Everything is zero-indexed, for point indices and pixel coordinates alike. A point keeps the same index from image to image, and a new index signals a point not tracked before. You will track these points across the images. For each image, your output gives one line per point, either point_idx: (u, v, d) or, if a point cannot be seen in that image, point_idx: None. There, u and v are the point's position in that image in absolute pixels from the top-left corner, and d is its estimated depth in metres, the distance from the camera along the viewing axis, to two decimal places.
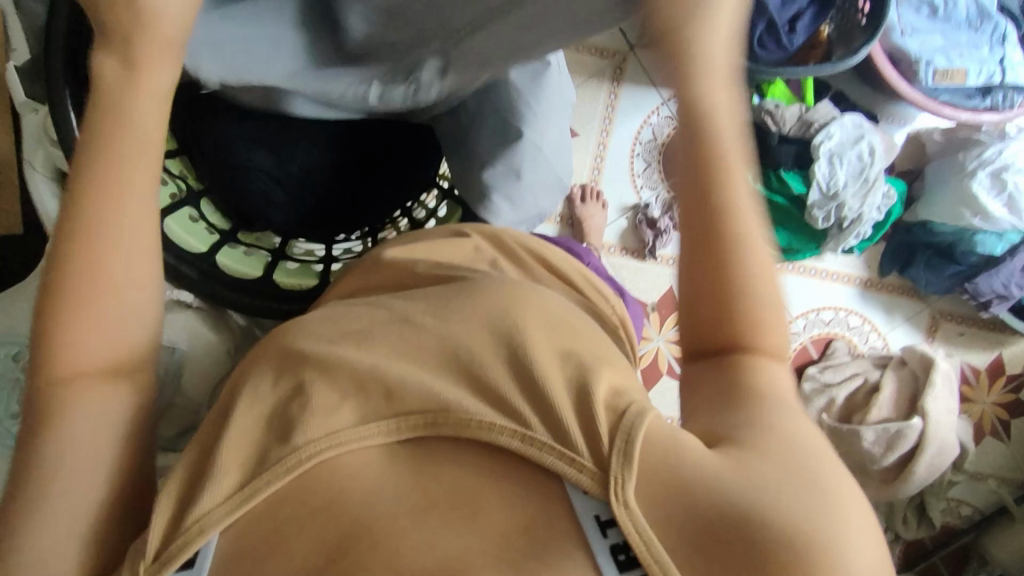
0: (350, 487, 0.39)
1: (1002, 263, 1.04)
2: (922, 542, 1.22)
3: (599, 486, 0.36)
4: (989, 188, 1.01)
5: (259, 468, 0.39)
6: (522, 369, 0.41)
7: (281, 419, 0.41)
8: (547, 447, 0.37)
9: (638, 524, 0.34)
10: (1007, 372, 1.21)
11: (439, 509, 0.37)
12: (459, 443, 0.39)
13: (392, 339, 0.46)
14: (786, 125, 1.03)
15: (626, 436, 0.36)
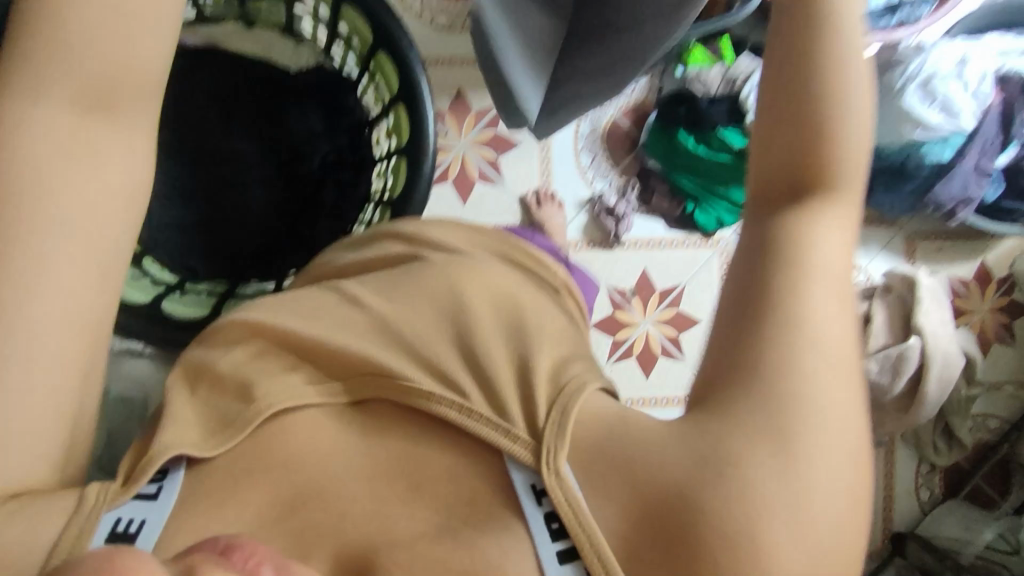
0: (302, 464, 0.49)
1: (953, 167, 1.05)
2: (960, 464, 1.19)
3: (533, 457, 0.45)
4: (921, 99, 1.03)
5: (228, 424, 0.50)
6: (466, 343, 0.50)
7: (241, 380, 0.52)
8: (484, 419, 0.47)
9: (565, 487, 0.44)
10: (995, 277, 1.20)
11: (388, 477, 0.49)
12: (406, 410, 0.50)
13: (337, 320, 0.54)
14: (713, 89, 1.08)
15: (563, 408, 0.45)
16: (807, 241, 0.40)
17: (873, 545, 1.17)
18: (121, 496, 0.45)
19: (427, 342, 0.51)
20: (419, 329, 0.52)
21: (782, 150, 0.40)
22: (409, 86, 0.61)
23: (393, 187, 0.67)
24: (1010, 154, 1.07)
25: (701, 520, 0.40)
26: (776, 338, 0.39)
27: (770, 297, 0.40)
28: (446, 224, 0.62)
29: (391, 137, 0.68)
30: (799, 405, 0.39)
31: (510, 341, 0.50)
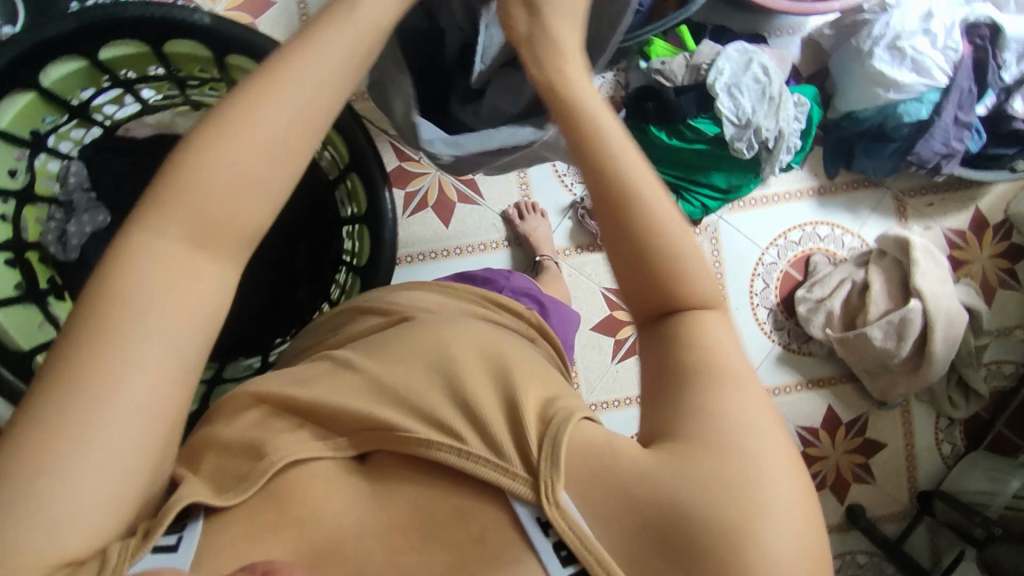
0: (317, 520, 0.42)
1: (933, 124, 1.03)
2: (979, 414, 1.19)
3: (533, 492, 0.39)
4: (891, 61, 1.01)
5: (235, 484, 0.42)
6: (454, 384, 0.44)
7: (246, 441, 0.45)
8: (486, 462, 0.40)
9: (570, 519, 0.38)
10: (991, 223, 1.19)
11: (401, 528, 0.42)
12: (411, 462, 0.44)
13: (331, 381, 0.48)
14: (678, 78, 1.03)
15: (554, 438, 0.39)
16: (694, 310, 0.42)
17: (902, 506, 1.17)
18: (144, 548, 0.35)
19: (419, 394, 0.44)
20: (405, 379, 0.46)
21: (633, 268, 0.43)
22: (359, 158, 0.61)
23: (359, 252, 0.68)
24: (988, 103, 1.06)
25: (703, 549, 0.36)
26: (695, 385, 0.39)
27: (680, 363, 0.40)
28: (433, 299, 0.60)
29: (350, 201, 0.68)
30: (743, 425, 0.38)
31: (495, 384, 0.44)
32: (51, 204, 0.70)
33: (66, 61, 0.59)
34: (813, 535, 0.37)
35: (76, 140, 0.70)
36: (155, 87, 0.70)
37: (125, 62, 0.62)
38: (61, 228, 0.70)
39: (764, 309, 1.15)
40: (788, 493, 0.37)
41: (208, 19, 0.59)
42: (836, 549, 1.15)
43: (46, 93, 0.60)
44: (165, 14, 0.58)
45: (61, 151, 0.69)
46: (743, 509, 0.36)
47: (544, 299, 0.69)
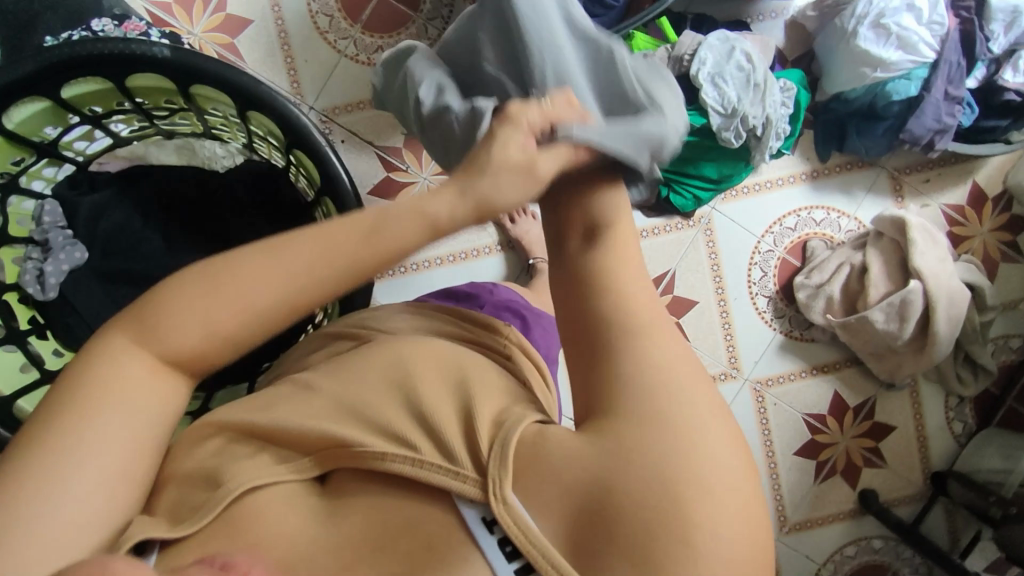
0: (273, 542, 0.42)
1: (922, 101, 1.01)
2: (988, 390, 1.17)
3: (481, 491, 0.39)
4: (875, 41, 1.00)
5: (187, 515, 0.43)
6: (411, 403, 0.45)
7: (204, 470, 0.46)
8: (435, 466, 0.41)
9: (513, 512, 0.38)
10: (990, 196, 1.17)
11: (355, 545, 0.42)
12: (364, 476, 0.44)
13: (294, 406, 0.49)
14: (661, 71, 1.02)
15: (504, 441, 0.40)
16: (625, 296, 0.42)
17: (915, 488, 1.16)
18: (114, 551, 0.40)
19: (379, 409, 0.45)
20: (368, 399, 0.46)
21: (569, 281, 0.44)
22: (332, 182, 0.60)
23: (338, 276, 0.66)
24: (978, 76, 1.04)
25: (646, 538, 0.36)
26: (623, 363, 0.40)
27: (606, 339, 0.41)
28: (403, 320, 0.59)
29: (327, 224, 0.67)
30: (673, 404, 0.38)
31: (455, 397, 0.44)
32: (28, 244, 0.70)
33: (29, 103, 0.59)
34: (748, 527, 0.37)
35: (49, 179, 0.71)
36: (124, 121, 0.70)
37: (88, 99, 0.63)
38: (39, 267, 0.70)
39: (763, 297, 1.13)
40: (722, 478, 0.37)
41: (168, 51, 0.58)
42: (847, 535, 1.13)
43: (13, 136, 0.61)
44: (124, 49, 0.57)
45: (34, 191, 0.70)
46: (676, 494, 0.36)
47: (529, 313, 0.68)
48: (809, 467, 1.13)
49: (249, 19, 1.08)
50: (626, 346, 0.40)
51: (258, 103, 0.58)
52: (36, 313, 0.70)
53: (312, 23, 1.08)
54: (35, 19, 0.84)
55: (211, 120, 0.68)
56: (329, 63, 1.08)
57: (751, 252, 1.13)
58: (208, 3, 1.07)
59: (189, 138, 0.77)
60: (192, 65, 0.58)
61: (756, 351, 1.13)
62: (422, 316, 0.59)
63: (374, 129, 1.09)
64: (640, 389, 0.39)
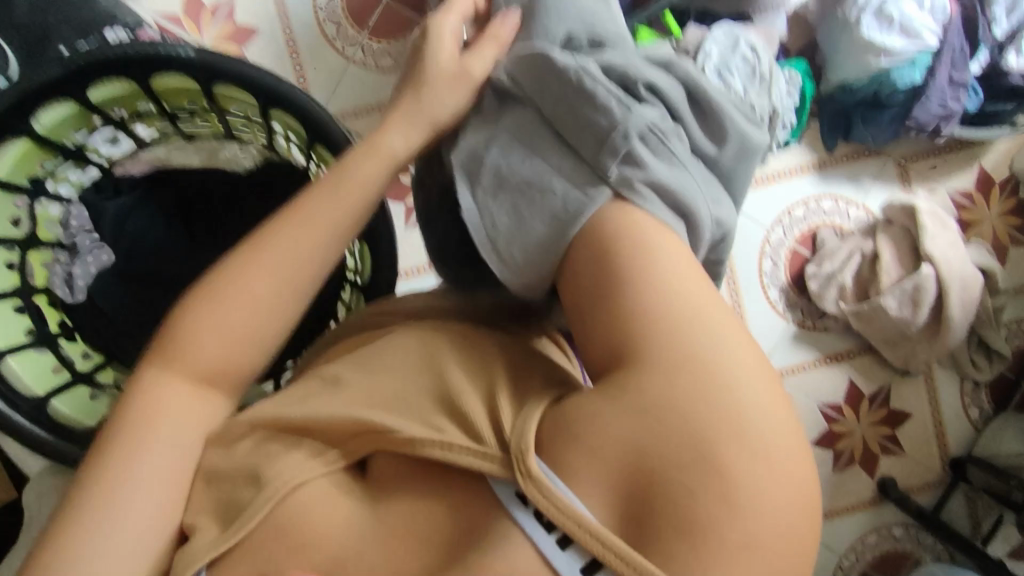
0: (323, 544, 0.44)
1: (927, 88, 1.02)
2: (1004, 374, 1.17)
3: (504, 468, 0.40)
4: (879, 28, 1.01)
5: (234, 517, 0.46)
6: (441, 391, 0.45)
7: (246, 469, 0.48)
8: (463, 449, 0.41)
9: (542, 486, 0.38)
10: (997, 180, 1.17)
11: (399, 539, 0.43)
12: (398, 464, 0.46)
13: (324, 405, 0.49)
14: None
15: (524, 417, 0.41)
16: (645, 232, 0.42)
17: (933, 475, 1.15)
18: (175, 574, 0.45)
19: (406, 404, 0.46)
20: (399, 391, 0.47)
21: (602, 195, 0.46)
22: None
23: (363, 269, 0.67)
24: (982, 60, 1.04)
25: (678, 503, 0.37)
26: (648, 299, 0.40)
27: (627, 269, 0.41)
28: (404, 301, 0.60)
29: None
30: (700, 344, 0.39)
31: (479, 385, 0.45)
32: (55, 248, 0.71)
33: (55, 106, 0.61)
34: (791, 479, 0.38)
35: (75, 183, 0.71)
36: (147, 124, 0.71)
37: (114, 102, 0.63)
38: (67, 270, 0.72)
39: (774, 289, 1.13)
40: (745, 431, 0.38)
41: (192, 52, 0.59)
42: (869, 524, 1.13)
43: (40, 138, 0.62)
44: (150, 52, 0.59)
45: (60, 195, 0.70)
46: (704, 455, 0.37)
47: None
48: (827, 457, 1.13)
49: (257, 27, 1.09)
50: (636, 295, 0.40)
51: (282, 103, 0.60)
52: (65, 318, 0.71)
53: (320, 31, 1.10)
54: (51, 32, 0.85)
55: (232, 120, 0.69)
56: (337, 69, 1.10)
57: (762, 243, 1.13)
58: (217, 12, 1.09)
59: (211, 140, 0.75)
60: (218, 65, 0.59)
61: (769, 342, 1.13)
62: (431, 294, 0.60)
63: None
64: (656, 335, 0.40)
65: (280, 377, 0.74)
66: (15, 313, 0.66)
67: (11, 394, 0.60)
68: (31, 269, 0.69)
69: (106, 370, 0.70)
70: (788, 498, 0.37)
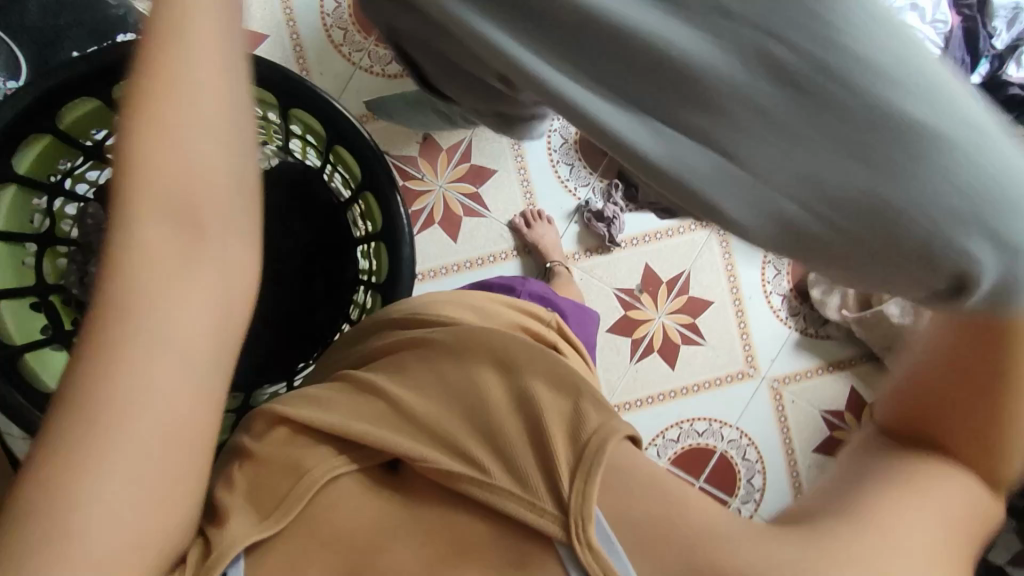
0: (351, 535, 0.45)
1: None
2: None
3: (565, 531, 0.41)
4: None
5: (276, 505, 0.45)
6: (486, 425, 0.46)
7: (288, 461, 0.47)
8: (509, 494, 0.43)
9: (600, 558, 0.40)
10: None
11: (438, 543, 0.44)
12: (433, 490, 0.46)
13: (360, 407, 0.49)
14: None
15: (587, 474, 0.41)
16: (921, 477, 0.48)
17: None
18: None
19: (436, 417, 0.47)
20: (437, 413, 0.47)
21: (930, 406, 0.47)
22: (374, 175, 0.62)
23: (378, 269, 0.68)
24: (983, 71, 1.06)
25: None
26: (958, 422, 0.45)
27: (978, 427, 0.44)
28: (442, 297, 0.60)
29: (365, 219, 0.69)
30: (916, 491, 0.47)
31: (522, 410, 0.46)
32: (71, 248, 0.72)
33: (81, 103, 0.63)
34: None
35: (92, 182, 0.73)
36: None
37: None
38: (83, 270, 0.73)
39: (777, 297, 1.14)
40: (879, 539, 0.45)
41: None
42: None
43: (62, 135, 0.63)
44: None
45: (78, 194, 0.71)
46: None
47: (563, 304, 0.71)
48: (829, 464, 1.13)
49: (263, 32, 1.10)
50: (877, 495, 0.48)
51: (303, 103, 0.61)
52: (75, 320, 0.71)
53: (326, 37, 1.10)
54: (62, 35, 0.86)
55: None
56: (343, 75, 1.10)
57: (764, 251, 1.15)
58: None
59: None
60: None
61: (772, 348, 1.14)
62: (481, 300, 0.59)
63: (388, 138, 1.10)
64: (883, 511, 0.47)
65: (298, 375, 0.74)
66: (29, 310, 0.66)
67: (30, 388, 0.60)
68: (46, 267, 0.70)
69: None
70: None
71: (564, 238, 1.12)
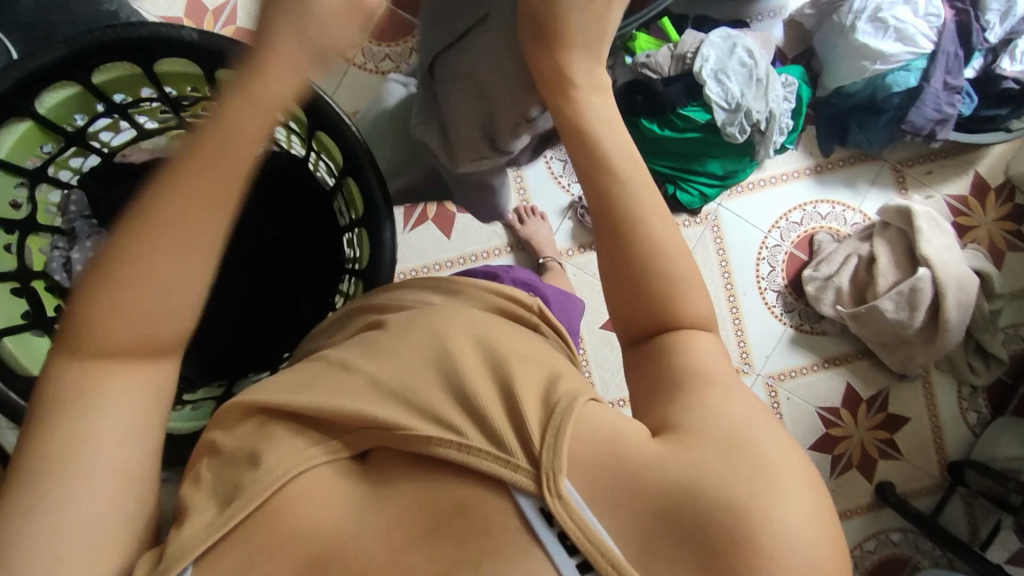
0: (315, 529, 0.42)
1: (922, 91, 1.03)
2: (1001, 379, 1.16)
3: (536, 484, 0.38)
4: (874, 33, 1.02)
5: (236, 497, 0.42)
6: (457, 385, 0.43)
7: (246, 450, 0.45)
8: (484, 453, 0.40)
9: (569, 509, 0.38)
10: (993, 186, 1.18)
11: (404, 526, 0.41)
12: (404, 458, 0.43)
13: (331, 386, 0.47)
14: (666, 69, 1.04)
15: (557, 429, 0.39)
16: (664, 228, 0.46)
17: (931, 479, 1.14)
18: None
19: (414, 393, 0.44)
20: (409, 379, 0.45)
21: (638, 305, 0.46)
22: (355, 159, 0.61)
23: (361, 257, 0.68)
24: (976, 66, 1.06)
25: (727, 552, 0.36)
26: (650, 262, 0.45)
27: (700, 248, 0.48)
28: (425, 283, 0.60)
29: (350, 207, 0.69)
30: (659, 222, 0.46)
31: (497, 376, 0.43)
32: (54, 234, 0.72)
33: (61, 87, 0.63)
34: (808, 517, 0.37)
35: (76, 169, 0.74)
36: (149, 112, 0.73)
37: (116, 84, 0.66)
38: (65, 256, 0.72)
39: (772, 292, 1.14)
40: (790, 444, 0.40)
41: (196, 35, 0.60)
42: (867, 529, 1.12)
43: (43, 121, 0.63)
44: (156, 34, 0.60)
45: (61, 180, 0.72)
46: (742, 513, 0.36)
47: (548, 292, 0.70)
48: (825, 461, 1.13)
49: None
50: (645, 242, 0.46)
51: None
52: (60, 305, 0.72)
53: None
54: (54, 30, 0.86)
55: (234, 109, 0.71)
56: (337, 72, 1.10)
57: (759, 246, 1.14)
58: (220, 15, 1.09)
59: None
60: (220, 49, 0.60)
61: (767, 345, 1.13)
62: (464, 286, 0.59)
63: None
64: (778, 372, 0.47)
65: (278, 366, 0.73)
66: (12, 295, 0.66)
67: (10, 373, 0.60)
68: (30, 254, 0.70)
69: None
70: (821, 547, 0.36)
71: (557, 234, 1.12)
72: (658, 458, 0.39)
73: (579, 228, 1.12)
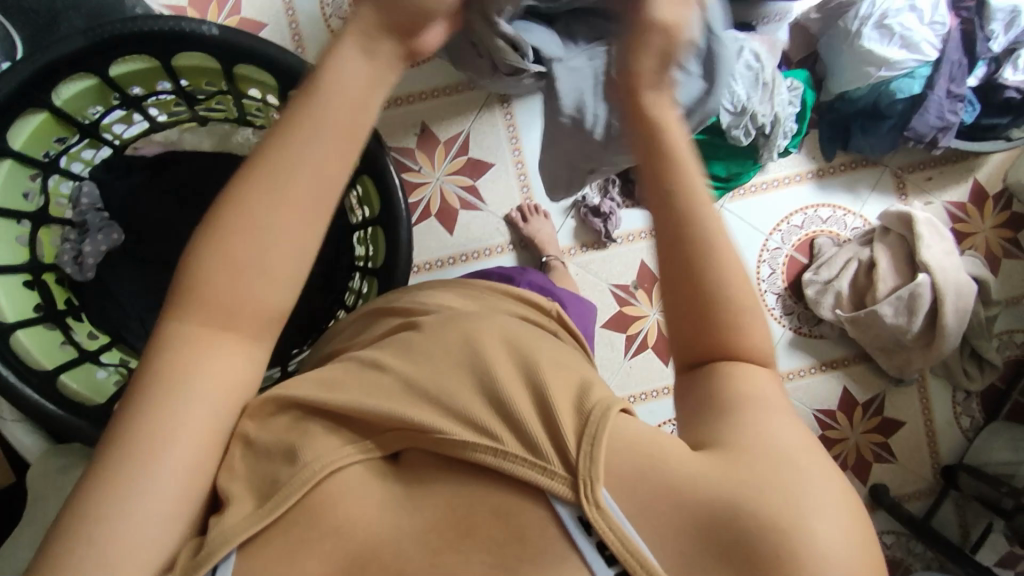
0: (352, 530, 0.42)
1: (926, 99, 1.04)
2: (994, 384, 1.18)
3: (573, 491, 0.38)
4: (880, 40, 1.02)
5: (273, 491, 0.42)
6: (492, 389, 0.43)
7: (283, 444, 0.45)
8: (520, 459, 0.40)
9: (607, 518, 0.38)
10: (991, 194, 1.20)
11: (440, 530, 0.41)
12: (441, 461, 0.43)
13: (362, 385, 0.47)
14: None
15: (593, 437, 0.39)
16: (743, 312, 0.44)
17: (925, 483, 1.16)
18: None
19: (449, 396, 0.44)
20: (439, 379, 0.45)
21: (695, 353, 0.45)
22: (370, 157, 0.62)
23: (375, 254, 0.68)
24: (979, 74, 1.07)
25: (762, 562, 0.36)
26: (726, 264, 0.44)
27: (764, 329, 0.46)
28: (444, 287, 0.61)
29: (363, 205, 0.69)
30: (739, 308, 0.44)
31: (528, 382, 0.43)
32: (65, 226, 0.73)
33: (77, 79, 0.62)
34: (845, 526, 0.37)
35: (87, 161, 0.73)
36: (160, 104, 0.72)
37: (132, 78, 0.65)
38: (77, 248, 0.73)
39: (771, 294, 1.15)
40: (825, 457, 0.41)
41: (216, 30, 0.60)
42: None
43: (59, 112, 0.63)
44: (175, 28, 0.60)
45: (73, 172, 0.72)
46: (783, 518, 0.37)
47: (563, 295, 0.71)
48: None
49: (263, 21, 1.09)
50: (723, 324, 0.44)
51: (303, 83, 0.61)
52: (70, 299, 0.72)
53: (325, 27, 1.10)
54: (58, 18, 0.85)
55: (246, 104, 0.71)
56: None
57: (760, 249, 1.15)
58: (224, 5, 1.08)
59: (223, 125, 0.77)
60: (237, 44, 0.60)
61: None
62: (491, 292, 0.59)
63: (388, 130, 1.10)
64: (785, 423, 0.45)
65: (291, 361, 0.74)
66: (24, 288, 0.67)
67: (23, 366, 0.60)
68: (41, 245, 0.70)
69: (112, 350, 0.71)
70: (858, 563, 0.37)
71: (560, 232, 1.12)
72: (690, 470, 0.40)
73: (581, 227, 1.13)
